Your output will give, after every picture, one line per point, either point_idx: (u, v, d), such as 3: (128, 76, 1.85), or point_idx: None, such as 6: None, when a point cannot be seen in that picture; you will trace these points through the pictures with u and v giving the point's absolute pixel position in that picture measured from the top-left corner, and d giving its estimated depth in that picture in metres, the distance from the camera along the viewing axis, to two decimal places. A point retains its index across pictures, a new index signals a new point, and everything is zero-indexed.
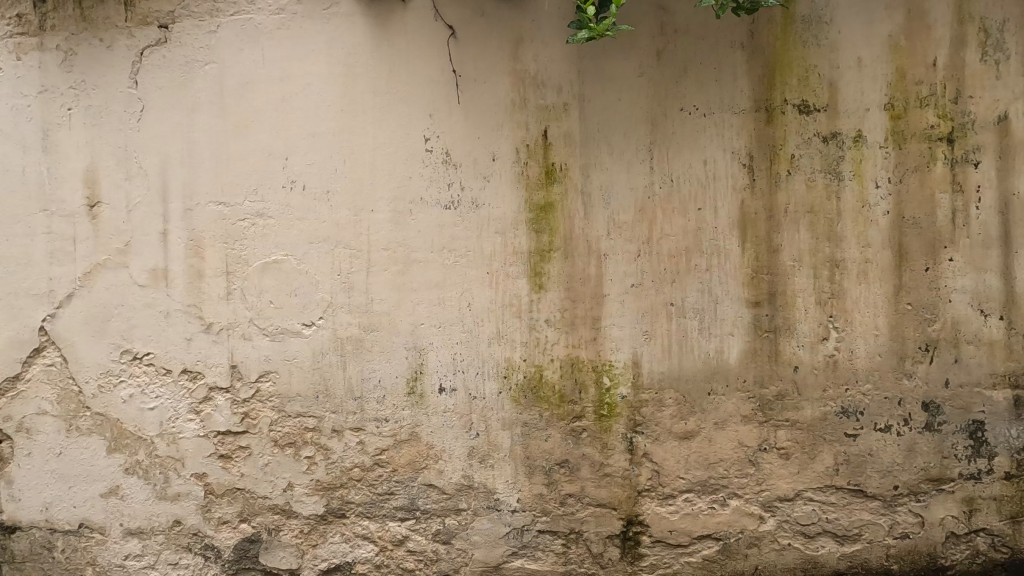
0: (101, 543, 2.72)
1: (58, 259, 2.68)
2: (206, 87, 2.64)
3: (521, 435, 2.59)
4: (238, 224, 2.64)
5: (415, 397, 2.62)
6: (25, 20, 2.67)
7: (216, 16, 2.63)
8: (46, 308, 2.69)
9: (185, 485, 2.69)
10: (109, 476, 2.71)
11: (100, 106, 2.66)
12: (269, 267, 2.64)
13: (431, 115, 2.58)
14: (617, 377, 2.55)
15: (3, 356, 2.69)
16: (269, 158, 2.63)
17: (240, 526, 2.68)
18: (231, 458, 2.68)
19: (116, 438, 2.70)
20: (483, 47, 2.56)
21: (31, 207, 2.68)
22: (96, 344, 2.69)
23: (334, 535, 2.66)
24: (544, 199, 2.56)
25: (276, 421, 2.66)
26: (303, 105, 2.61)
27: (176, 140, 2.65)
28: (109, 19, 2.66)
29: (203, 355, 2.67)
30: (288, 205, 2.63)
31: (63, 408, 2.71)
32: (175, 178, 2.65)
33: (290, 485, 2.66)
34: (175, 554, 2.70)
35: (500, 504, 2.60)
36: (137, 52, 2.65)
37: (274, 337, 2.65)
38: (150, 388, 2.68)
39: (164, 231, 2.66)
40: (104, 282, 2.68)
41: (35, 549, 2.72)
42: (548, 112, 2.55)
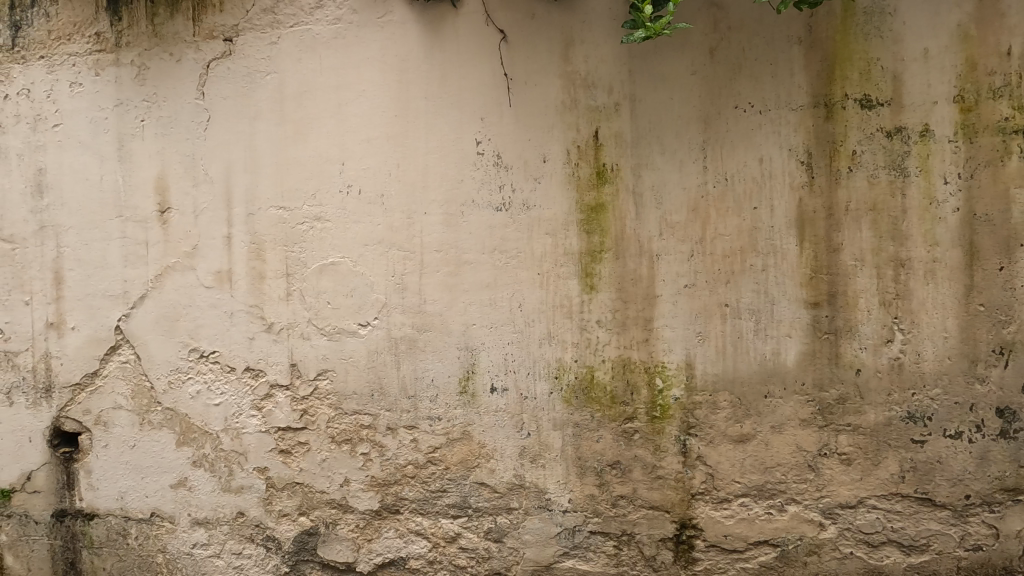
0: (170, 532, 2.86)
1: (132, 262, 2.84)
2: (267, 97, 2.75)
3: (572, 436, 2.60)
4: (297, 227, 2.74)
5: (467, 397, 2.66)
6: (102, 38, 2.84)
7: (277, 28, 2.74)
8: (121, 309, 2.85)
9: (248, 479, 2.81)
10: (177, 468, 2.85)
11: (170, 117, 2.81)
12: (327, 269, 2.73)
13: (483, 118, 2.61)
14: (669, 379, 2.53)
15: (83, 353, 2.88)
16: (326, 163, 2.72)
17: (299, 519, 2.78)
18: (290, 453, 2.78)
19: (184, 432, 2.84)
20: (534, 50, 2.59)
21: (108, 213, 2.85)
22: (166, 343, 2.83)
23: (388, 530, 2.72)
24: (595, 200, 2.56)
25: (333, 417, 2.74)
26: (359, 112, 2.69)
27: (239, 148, 2.77)
28: (178, 34, 2.80)
29: (265, 354, 2.78)
30: (345, 208, 2.71)
31: (136, 403, 2.86)
32: (238, 184, 2.78)
33: (346, 481, 2.75)
34: (239, 544, 2.82)
35: (551, 504, 2.61)
36: (204, 64, 2.79)
37: (331, 337, 2.74)
38: (216, 385, 2.81)
39: (228, 234, 2.79)
40: (173, 284, 2.82)
41: (111, 536, 2.89)
42: (599, 112, 2.55)
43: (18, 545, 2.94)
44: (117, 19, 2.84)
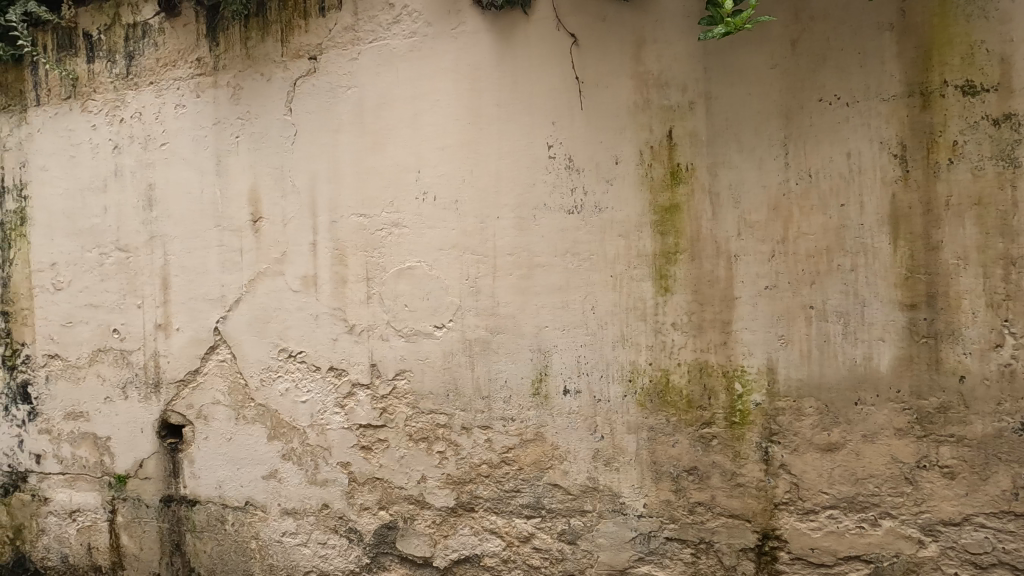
0: (262, 520, 3.06)
1: (228, 268, 3.07)
2: (348, 110, 2.90)
3: (646, 440, 2.57)
4: (376, 234, 2.87)
5: (540, 398, 2.69)
6: (202, 63, 3.09)
7: (357, 45, 2.88)
8: (219, 312, 3.08)
9: (332, 472, 2.96)
10: (269, 461, 3.05)
11: (261, 132, 3.01)
12: (404, 273, 2.84)
13: (554, 122, 2.64)
14: (750, 383, 2.45)
15: (187, 352, 3.13)
16: (403, 171, 2.83)
17: (379, 513, 2.90)
18: (371, 449, 2.90)
19: (275, 427, 3.03)
20: (605, 52, 2.58)
21: (207, 223, 3.09)
22: (258, 343, 3.04)
23: (463, 527, 2.79)
24: (669, 201, 2.52)
25: (410, 416, 2.85)
26: (434, 121, 2.78)
27: (323, 159, 2.94)
28: (268, 55, 3.01)
29: (347, 354, 2.92)
30: (421, 214, 2.81)
31: (232, 399, 3.09)
32: (322, 194, 2.94)
33: (423, 478, 2.84)
34: (324, 534, 2.98)
35: (626, 508, 2.59)
36: (291, 82, 2.97)
37: (409, 338, 2.84)
38: (303, 383, 2.99)
39: (313, 241, 2.96)
40: (265, 288, 3.02)
41: (211, 521, 3.13)
42: (672, 111, 2.51)
43: (133, 526, 3.25)
44: (215, 45, 3.08)
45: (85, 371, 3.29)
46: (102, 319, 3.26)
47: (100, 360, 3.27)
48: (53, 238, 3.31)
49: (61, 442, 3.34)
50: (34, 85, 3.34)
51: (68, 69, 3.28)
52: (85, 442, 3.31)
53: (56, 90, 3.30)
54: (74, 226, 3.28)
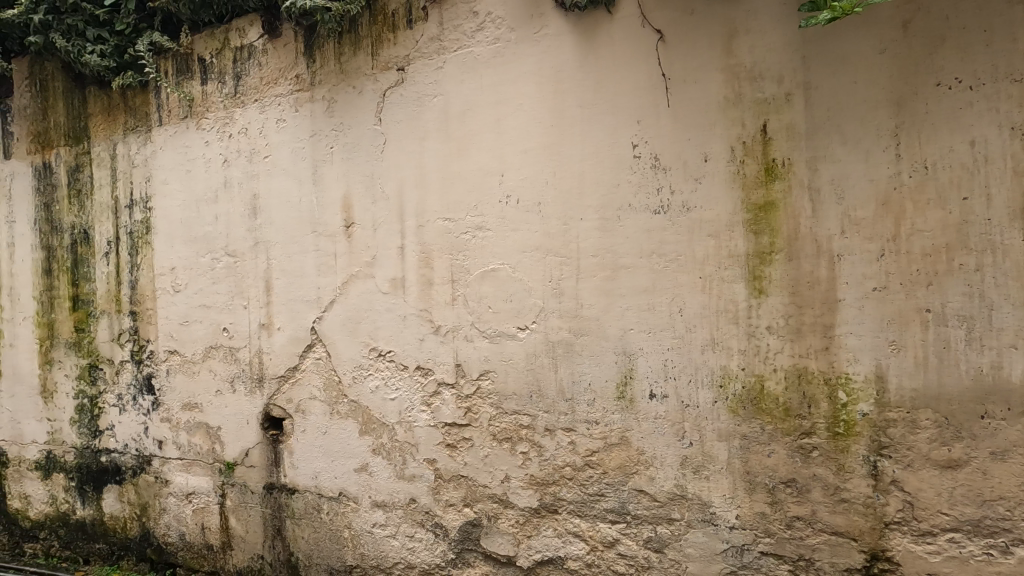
0: (355, 511, 3.22)
1: (324, 271, 3.26)
2: (434, 118, 2.99)
3: (739, 448, 2.46)
4: (461, 237, 2.94)
5: (624, 402, 2.64)
6: (300, 79, 3.31)
7: (442, 54, 2.97)
8: (316, 312, 3.28)
9: (419, 468, 3.06)
10: (360, 455, 3.20)
11: (353, 142, 3.17)
12: (488, 275, 2.89)
13: (639, 121, 2.59)
14: (855, 392, 2.28)
15: (287, 350, 3.36)
16: (486, 175, 2.88)
17: (464, 510, 2.97)
18: (456, 448, 2.98)
19: (366, 422, 3.18)
20: (693, 47, 2.50)
21: (305, 229, 3.30)
22: (351, 342, 3.20)
23: (547, 529, 2.80)
24: (763, 198, 2.40)
25: (494, 416, 2.89)
26: (517, 124, 2.81)
27: (410, 166, 3.05)
28: (359, 68, 3.16)
29: (433, 354, 3.02)
30: (504, 217, 2.85)
31: (327, 395, 3.27)
32: (409, 199, 3.05)
33: (507, 477, 2.87)
34: (412, 528, 3.09)
35: (716, 518, 2.50)
36: (381, 93, 3.11)
37: (492, 339, 2.89)
38: (392, 381, 3.11)
39: (401, 245, 3.08)
40: (357, 291, 3.18)
41: (308, 510, 3.33)
42: (767, 104, 2.39)
43: (240, 510, 3.52)
44: (311, 62, 3.28)
45: (200, 366, 3.61)
46: (214, 318, 3.56)
47: (212, 356, 3.58)
48: (173, 246, 3.65)
49: (179, 430, 3.68)
50: (156, 107, 3.70)
51: (185, 91, 3.61)
52: (199, 431, 3.63)
53: (175, 111, 3.64)
54: (190, 234, 3.60)
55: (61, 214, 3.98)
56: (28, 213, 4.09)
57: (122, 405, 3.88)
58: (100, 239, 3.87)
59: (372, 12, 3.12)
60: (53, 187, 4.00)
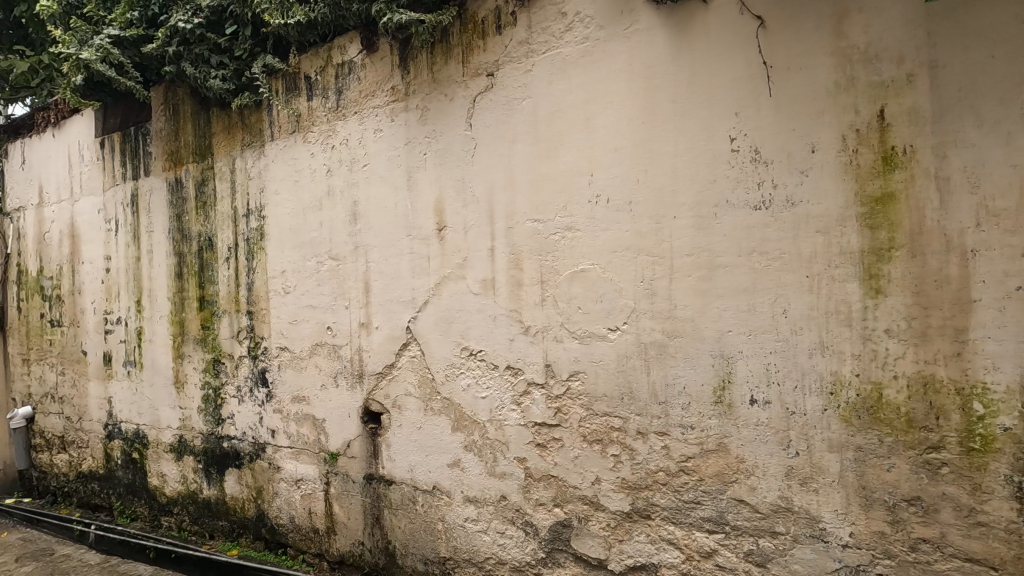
0: (448, 504, 3.33)
1: (418, 273, 3.39)
2: (523, 120, 3.02)
3: (853, 461, 2.28)
4: (550, 238, 2.95)
5: (722, 407, 2.53)
6: (396, 90, 3.47)
7: (531, 57, 3.00)
8: (411, 313, 3.42)
9: (509, 466, 3.11)
10: (453, 450, 3.30)
11: (445, 148, 3.28)
12: (578, 276, 2.88)
13: (738, 113, 2.47)
14: (994, 404, 2.04)
15: (385, 348, 3.53)
16: (575, 175, 2.87)
17: (554, 509, 2.98)
18: (546, 447, 2.99)
19: (458, 419, 3.27)
20: (798, 31, 2.35)
21: (400, 233, 3.45)
22: (444, 341, 3.31)
23: (640, 534, 2.74)
24: (880, 190, 2.21)
25: (584, 417, 2.88)
26: (607, 123, 2.78)
27: (500, 169, 3.11)
28: (451, 76, 3.27)
29: (523, 354, 3.05)
30: (594, 216, 2.82)
31: (422, 392, 3.41)
32: (499, 201, 3.11)
33: (598, 479, 2.84)
34: (503, 524, 3.14)
35: (826, 534, 2.33)
36: (471, 99, 3.20)
37: (582, 340, 2.88)
38: (483, 379, 3.18)
39: (491, 247, 3.14)
40: (449, 292, 3.28)
41: (405, 501, 3.49)
42: (885, 87, 2.20)
43: (342, 498, 3.75)
44: (406, 73, 3.43)
45: (307, 362, 3.89)
46: (319, 318, 3.82)
47: (318, 353, 3.84)
48: (283, 250, 3.96)
49: (289, 421, 3.99)
50: (269, 123, 4.03)
51: (294, 107, 3.90)
52: (306, 422, 3.91)
53: (284, 126, 3.95)
54: (298, 239, 3.89)
55: (190, 224, 4.44)
56: (164, 224, 4.60)
57: (241, 396, 4.26)
58: (222, 245, 4.28)
59: (463, 21, 3.22)
60: (183, 200, 4.47)
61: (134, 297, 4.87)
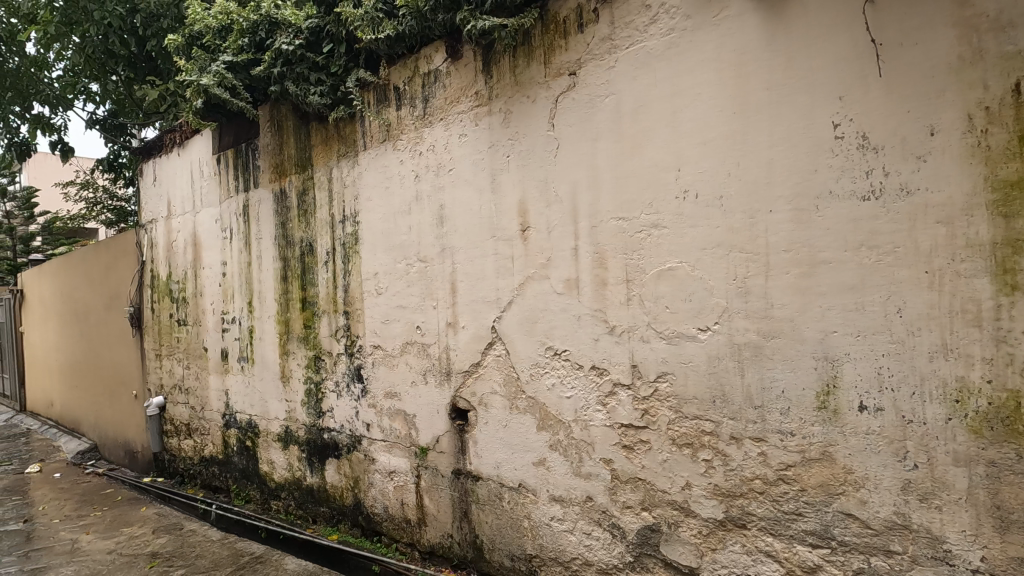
0: (534, 502, 3.36)
1: (503, 274, 3.45)
2: (607, 118, 2.99)
3: (984, 477, 2.05)
4: (636, 236, 2.89)
5: (827, 413, 2.37)
6: (480, 94, 3.55)
7: (614, 53, 2.96)
8: (496, 313, 3.49)
9: (595, 467, 3.08)
10: (538, 449, 3.32)
11: (528, 149, 3.31)
12: (665, 274, 2.80)
13: (842, 97, 2.30)
14: None
15: (471, 347, 3.62)
16: (662, 171, 2.79)
17: (642, 513, 2.91)
18: (633, 449, 2.93)
19: (543, 419, 3.29)
20: (913, 3, 2.15)
21: (485, 235, 3.53)
22: (528, 341, 3.35)
23: (734, 544, 2.62)
24: (1016, 173, 1.97)
25: (673, 420, 2.79)
26: (695, 116, 2.68)
27: (583, 168, 3.09)
28: (533, 78, 3.29)
29: (609, 354, 3.01)
30: (682, 213, 2.73)
31: (507, 390, 3.47)
32: (583, 200, 3.09)
33: (688, 484, 2.75)
34: (589, 525, 3.12)
35: (952, 557, 2.11)
36: (553, 99, 3.20)
37: (670, 340, 2.80)
38: (568, 379, 3.18)
39: (575, 246, 3.12)
40: (533, 291, 3.31)
41: (491, 497, 3.56)
42: (1021, 57, 1.96)
43: (432, 491, 3.89)
44: (489, 78, 3.50)
45: (398, 359, 4.07)
46: (409, 318, 3.99)
47: (408, 351, 4.01)
48: (376, 253, 4.18)
49: (383, 415, 4.20)
50: (361, 134, 4.26)
51: (384, 117, 4.11)
52: (398, 417, 4.10)
53: (376, 136, 4.16)
54: (389, 243, 4.09)
55: (293, 231, 4.80)
56: (270, 231, 5.01)
57: (339, 390, 4.54)
58: (321, 250, 4.59)
59: (545, 22, 3.23)
60: (287, 208, 4.84)
61: (246, 298, 5.34)
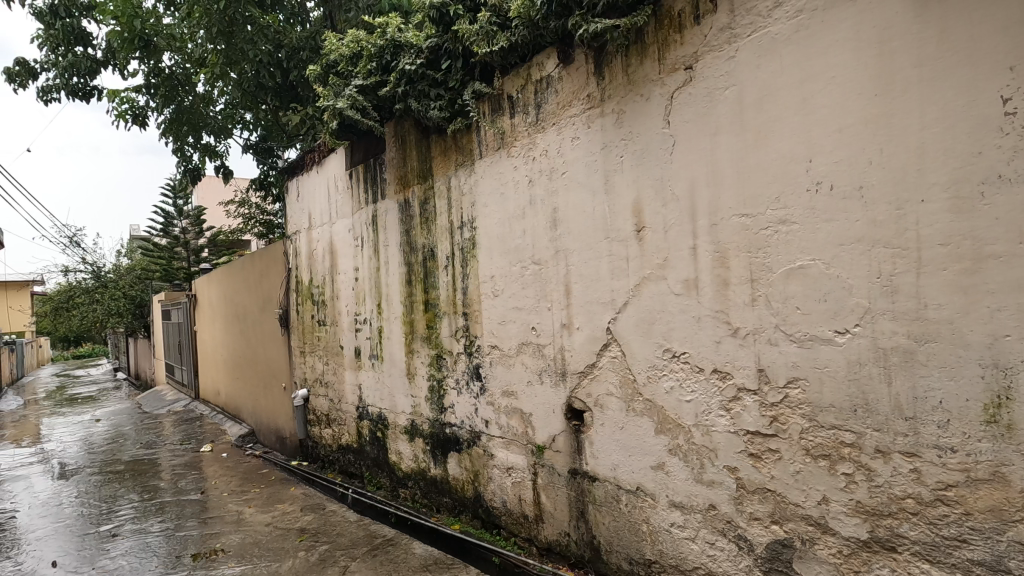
0: (653, 507, 3.30)
1: (617, 275, 3.43)
2: (727, 111, 2.86)
3: None
4: (762, 233, 2.74)
5: (997, 428, 2.08)
6: (592, 97, 3.56)
7: (734, 42, 2.83)
8: (611, 314, 3.48)
9: (719, 474, 2.96)
10: (656, 453, 3.27)
11: (642, 148, 3.27)
12: (795, 273, 2.62)
13: (1013, 67, 2.01)
14: None
15: (587, 348, 3.64)
16: (791, 163, 2.62)
17: (772, 526, 2.75)
18: (761, 458, 2.78)
19: (662, 422, 3.23)
20: None
21: (599, 236, 3.53)
22: (645, 343, 3.30)
23: (881, 568, 2.39)
24: None
25: (807, 429, 2.61)
26: (829, 102, 2.48)
27: (701, 164, 2.99)
28: (647, 75, 3.24)
29: (732, 357, 2.88)
30: (814, 207, 2.54)
31: (623, 392, 3.45)
32: (702, 198, 2.99)
33: (825, 499, 2.55)
34: (712, 534, 3.00)
35: None
36: (669, 96, 3.13)
37: (803, 344, 2.61)
38: (688, 383, 3.09)
39: (694, 245, 3.03)
40: (650, 292, 3.26)
41: (609, 498, 3.56)
42: None
43: (549, 488, 3.97)
44: (601, 79, 3.51)
45: (515, 359, 4.20)
46: (524, 319, 4.10)
47: (524, 352, 4.13)
48: (493, 257, 4.35)
49: (501, 413, 4.35)
50: (478, 143, 4.46)
51: (498, 126, 4.27)
52: (516, 415, 4.22)
53: (491, 144, 4.33)
54: (505, 246, 4.23)
55: (416, 237, 5.14)
56: (396, 238, 5.40)
57: (459, 387, 4.78)
58: (442, 255, 4.87)
59: (659, 17, 3.17)
60: (411, 217, 5.19)
61: (376, 301, 5.81)
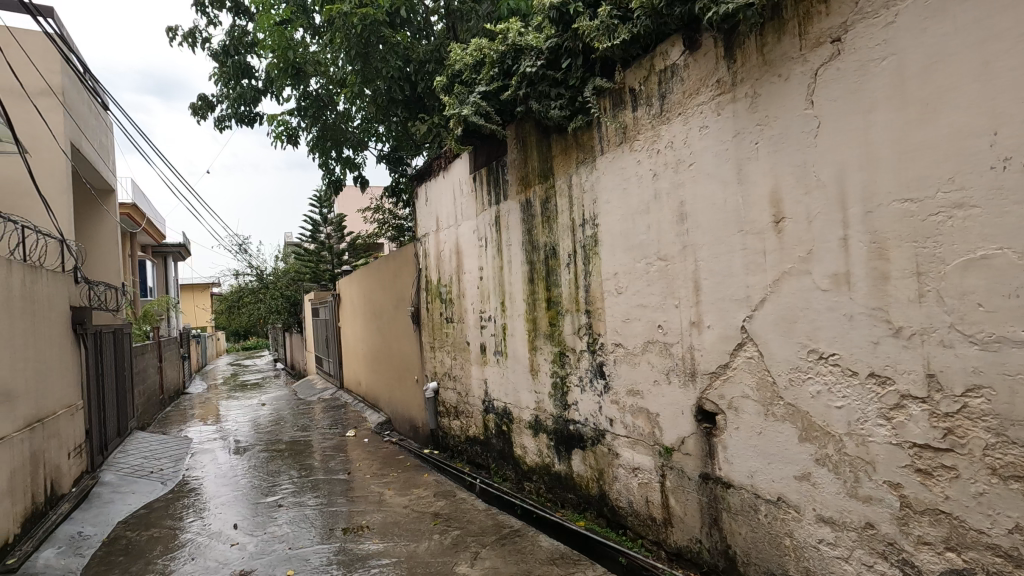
0: (797, 520, 3.06)
1: (753, 270, 3.22)
2: (885, 84, 2.55)
3: None
4: (929, 220, 2.41)
5: None
6: (722, 82, 3.37)
7: (893, 6, 2.52)
8: (746, 312, 3.28)
9: (877, 490, 2.66)
10: (801, 462, 3.01)
11: (781, 132, 3.03)
12: (976, 264, 2.27)
13: None
14: None
15: (719, 347, 3.46)
16: (969, 138, 2.27)
17: (946, 553, 2.42)
18: (932, 475, 2.45)
19: (807, 429, 2.98)
20: None
21: (732, 228, 3.33)
22: (786, 343, 3.06)
23: None
24: None
25: (992, 445, 2.25)
26: (1020, 63, 2.11)
27: (853, 145, 2.70)
28: (785, 53, 3.00)
29: (893, 360, 2.57)
30: (1000, 187, 2.19)
31: (761, 395, 3.23)
32: (853, 183, 2.70)
33: (1018, 527, 2.19)
34: (870, 556, 2.71)
35: None
36: (812, 73, 2.87)
37: (986, 346, 2.26)
38: (838, 387, 2.81)
39: (845, 236, 2.75)
40: (791, 288, 3.01)
41: (745, 507, 3.36)
42: None
43: (678, 492, 3.84)
44: (732, 62, 3.31)
45: (640, 358, 4.12)
46: (650, 317, 4.00)
47: (650, 350, 4.03)
48: (615, 254, 4.30)
49: (626, 412, 4.29)
50: (599, 139, 4.43)
51: (620, 120, 4.21)
52: (641, 415, 4.14)
53: (612, 139, 4.28)
54: (628, 243, 4.16)
55: (538, 236, 5.23)
56: (519, 238, 5.54)
57: (583, 385, 4.78)
58: (564, 253, 4.91)
59: None
60: (532, 217, 5.29)
61: (500, 299, 6.01)
